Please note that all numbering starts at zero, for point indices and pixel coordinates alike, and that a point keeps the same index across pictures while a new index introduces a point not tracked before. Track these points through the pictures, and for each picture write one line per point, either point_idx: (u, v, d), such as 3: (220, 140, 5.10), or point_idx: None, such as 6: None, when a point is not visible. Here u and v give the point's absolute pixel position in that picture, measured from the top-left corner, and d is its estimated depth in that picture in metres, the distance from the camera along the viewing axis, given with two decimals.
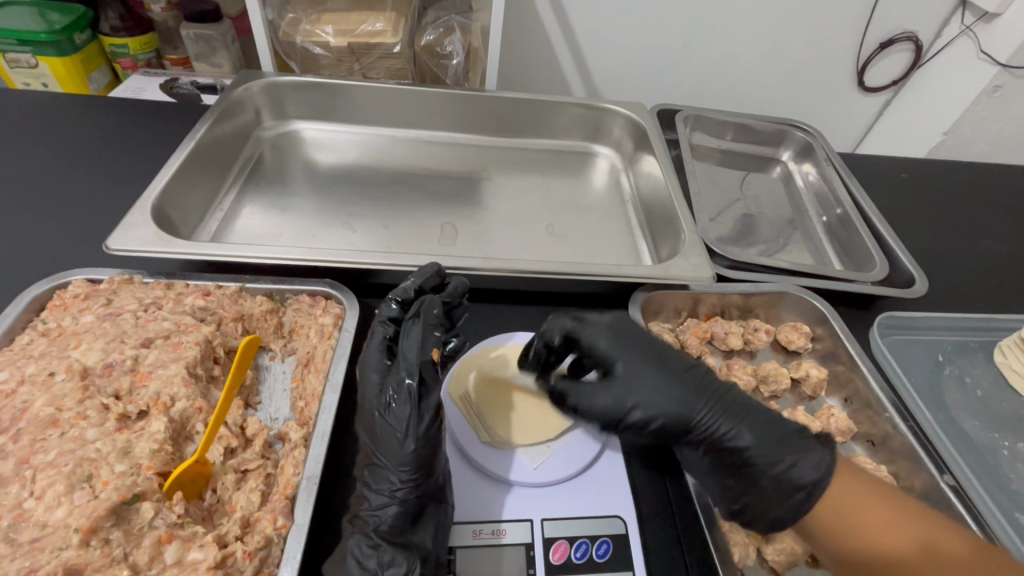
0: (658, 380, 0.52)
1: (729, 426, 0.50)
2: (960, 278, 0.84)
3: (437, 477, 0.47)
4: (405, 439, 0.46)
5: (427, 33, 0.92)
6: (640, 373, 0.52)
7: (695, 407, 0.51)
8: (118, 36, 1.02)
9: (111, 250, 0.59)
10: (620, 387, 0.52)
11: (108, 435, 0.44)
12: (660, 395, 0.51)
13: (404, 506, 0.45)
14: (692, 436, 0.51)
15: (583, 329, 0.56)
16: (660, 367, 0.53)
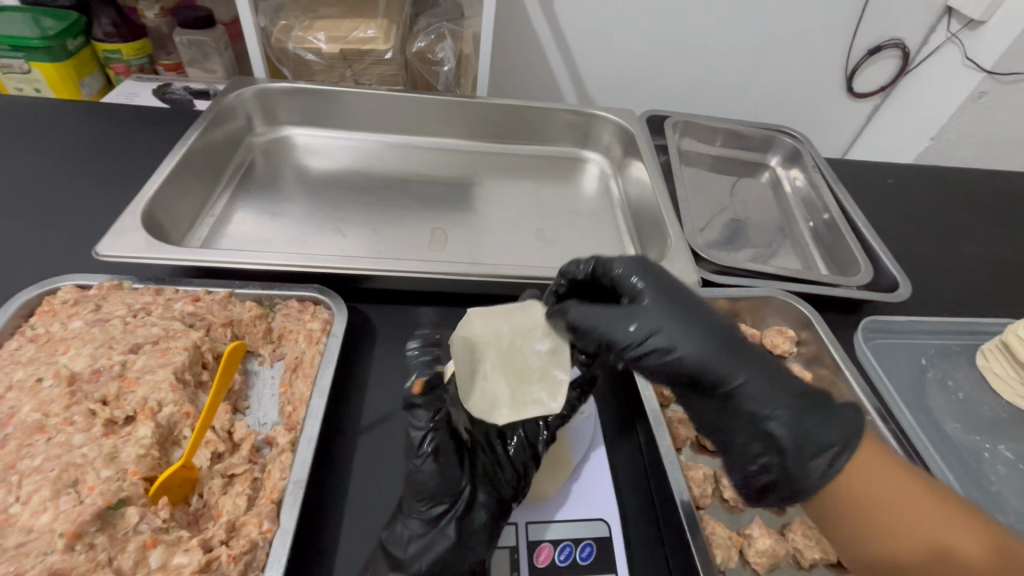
0: (686, 309, 0.47)
1: (750, 375, 0.44)
2: (943, 283, 0.86)
3: (451, 500, 0.47)
4: (416, 464, 0.46)
5: (419, 40, 0.93)
6: (667, 295, 0.48)
7: (719, 340, 0.45)
8: (111, 42, 1.02)
9: (101, 256, 0.60)
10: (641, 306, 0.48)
11: (94, 440, 0.44)
12: (687, 321, 0.46)
13: (414, 530, 0.46)
14: (713, 378, 0.45)
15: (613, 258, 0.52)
16: (689, 299, 0.48)
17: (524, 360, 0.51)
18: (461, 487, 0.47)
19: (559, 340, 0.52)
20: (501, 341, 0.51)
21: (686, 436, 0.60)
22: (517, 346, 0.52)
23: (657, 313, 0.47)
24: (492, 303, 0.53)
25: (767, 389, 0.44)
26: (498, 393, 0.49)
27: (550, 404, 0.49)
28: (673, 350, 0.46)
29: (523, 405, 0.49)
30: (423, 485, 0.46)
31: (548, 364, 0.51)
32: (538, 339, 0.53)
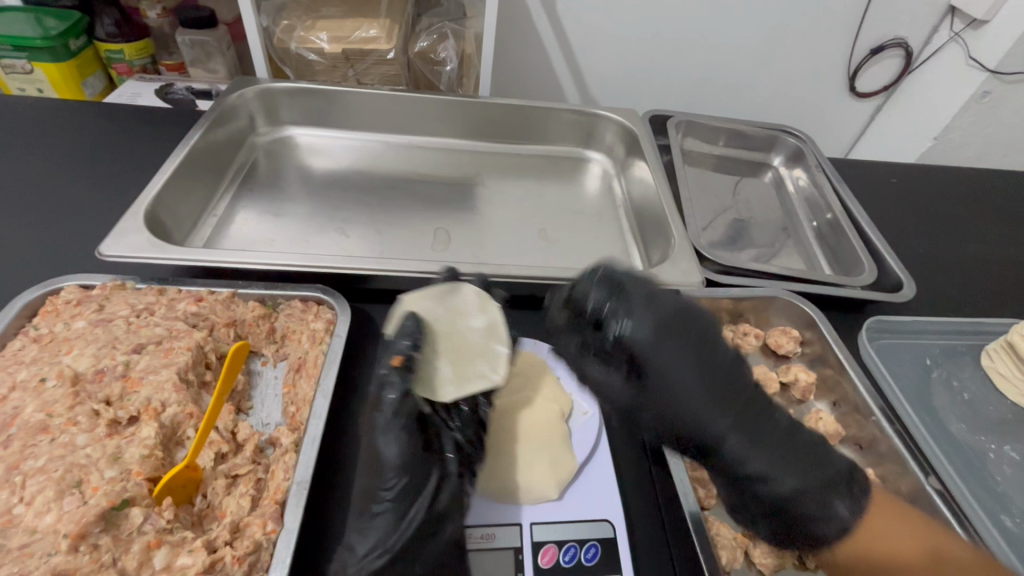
0: (700, 392, 0.49)
1: (753, 457, 0.48)
2: (948, 283, 0.85)
3: (417, 479, 0.46)
4: (382, 443, 0.47)
5: (421, 40, 0.93)
6: (682, 376, 0.49)
7: (720, 425, 0.49)
8: (114, 42, 1.02)
9: (104, 256, 0.59)
10: (656, 389, 0.49)
11: (98, 441, 0.44)
12: (699, 404, 0.49)
13: (387, 516, 0.45)
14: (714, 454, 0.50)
15: (632, 316, 0.50)
16: (700, 376, 0.50)
17: (462, 339, 0.53)
18: (430, 468, 0.47)
19: (496, 319, 0.55)
20: (438, 323, 0.53)
21: None
22: (455, 326, 0.54)
23: (671, 396, 0.49)
24: (427, 290, 0.56)
25: (772, 465, 0.48)
26: (442, 372, 0.51)
27: (493, 378, 0.51)
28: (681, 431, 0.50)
29: (467, 381, 0.51)
30: (391, 464, 0.46)
31: (487, 340, 0.53)
32: (473, 318, 0.55)
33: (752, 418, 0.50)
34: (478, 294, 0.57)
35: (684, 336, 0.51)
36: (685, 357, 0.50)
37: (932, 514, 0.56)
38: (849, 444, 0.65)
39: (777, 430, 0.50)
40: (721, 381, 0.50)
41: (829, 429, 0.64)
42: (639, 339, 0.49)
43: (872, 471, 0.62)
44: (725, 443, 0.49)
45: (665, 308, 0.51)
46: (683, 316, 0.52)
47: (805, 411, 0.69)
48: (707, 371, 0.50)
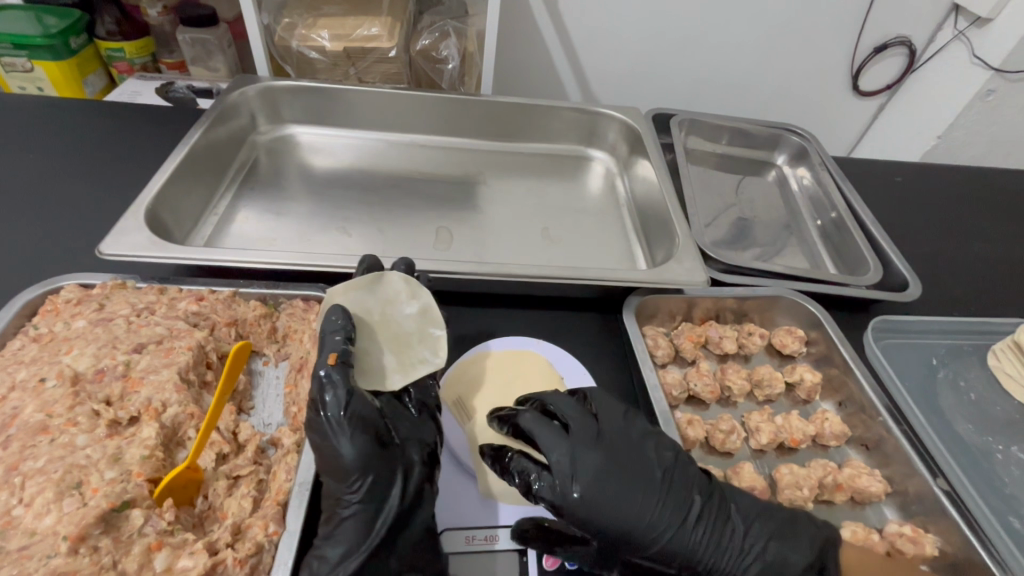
0: (635, 501, 0.47)
1: (705, 550, 0.48)
2: (954, 282, 0.85)
3: (384, 475, 0.45)
4: (335, 444, 0.45)
5: (423, 38, 0.92)
6: (609, 489, 0.47)
7: (667, 530, 0.48)
8: (114, 40, 1.02)
9: (104, 254, 0.59)
10: (592, 513, 0.47)
11: (98, 442, 0.44)
12: (639, 516, 0.47)
13: (358, 518, 0.44)
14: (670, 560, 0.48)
15: (547, 432, 0.50)
16: (637, 484, 0.48)
17: (397, 329, 0.56)
18: (393, 462, 0.46)
19: (427, 304, 0.58)
20: (371, 316, 0.56)
21: (696, 437, 0.60)
22: (387, 316, 0.56)
23: (607, 514, 0.47)
24: (353, 280, 0.57)
25: (717, 554, 0.48)
26: (385, 361, 0.54)
27: (436, 361, 0.55)
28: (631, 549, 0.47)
29: (411, 367, 0.54)
30: (351, 465, 0.44)
31: (422, 326, 0.57)
32: (405, 305, 0.57)
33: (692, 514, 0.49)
34: (404, 277, 0.58)
35: (605, 444, 0.50)
36: (608, 463, 0.49)
37: (939, 516, 0.55)
38: (854, 445, 0.65)
39: (722, 517, 0.50)
40: (653, 484, 0.49)
41: (835, 430, 0.63)
42: (565, 465, 0.48)
43: (878, 472, 0.61)
44: (672, 549, 0.48)
45: (578, 420, 0.51)
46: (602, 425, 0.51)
47: (810, 411, 0.68)
48: (636, 475, 0.49)
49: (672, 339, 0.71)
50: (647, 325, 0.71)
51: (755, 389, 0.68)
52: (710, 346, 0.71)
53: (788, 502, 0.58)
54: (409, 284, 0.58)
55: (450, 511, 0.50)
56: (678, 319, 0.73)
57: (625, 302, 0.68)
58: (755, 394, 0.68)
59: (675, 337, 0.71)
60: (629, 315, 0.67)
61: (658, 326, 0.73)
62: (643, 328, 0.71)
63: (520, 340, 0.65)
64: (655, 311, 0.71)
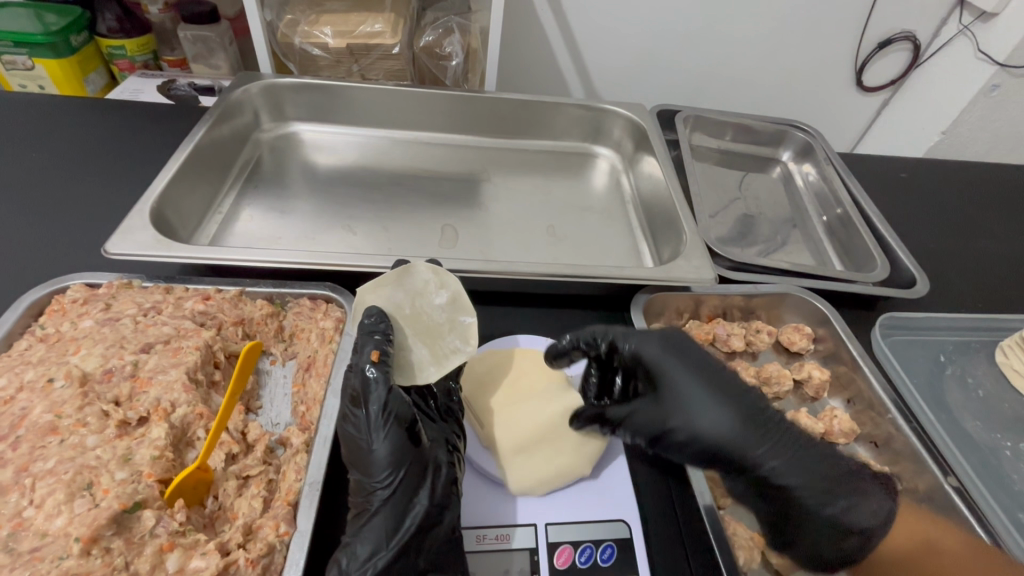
0: (715, 397, 0.51)
1: (778, 459, 0.48)
2: (961, 279, 0.84)
3: (415, 470, 0.45)
4: (372, 440, 0.46)
5: (426, 34, 0.91)
6: (693, 383, 0.52)
7: (745, 437, 0.49)
8: (116, 38, 1.01)
9: (110, 254, 0.59)
10: (676, 401, 0.51)
11: (108, 442, 0.44)
12: (717, 408, 0.50)
13: (387, 514, 0.44)
14: (737, 467, 0.49)
15: (644, 338, 0.55)
16: (718, 391, 0.51)
17: (429, 321, 0.55)
18: (424, 460, 0.46)
19: (458, 293, 0.57)
20: (402, 310, 0.55)
21: None
22: (418, 308, 0.56)
23: (688, 402, 0.51)
24: (381, 277, 0.56)
25: (791, 465, 0.48)
26: (419, 354, 0.53)
27: (467, 349, 0.54)
28: (706, 442, 0.49)
29: (444, 358, 0.54)
30: (384, 460, 0.45)
31: (453, 315, 0.56)
32: (435, 296, 0.57)
33: (769, 421, 0.50)
34: (431, 267, 0.57)
35: (691, 350, 0.54)
36: (696, 366, 0.53)
37: (950, 514, 0.55)
38: (863, 443, 0.65)
39: (792, 435, 0.50)
40: (732, 386, 0.52)
41: (844, 427, 0.63)
42: (653, 361, 0.53)
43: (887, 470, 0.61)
44: (742, 448, 0.49)
45: (670, 334, 0.55)
46: (687, 338, 0.56)
47: (818, 408, 0.68)
48: (717, 375, 0.53)
49: None
50: (654, 323, 0.71)
51: (764, 386, 0.68)
52: (717, 344, 0.71)
53: None
54: (439, 277, 0.57)
55: (469, 508, 0.50)
56: (685, 317, 0.73)
57: (632, 301, 0.68)
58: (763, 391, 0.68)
59: None
60: (637, 313, 0.67)
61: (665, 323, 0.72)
62: (651, 325, 0.71)
63: (533, 340, 0.64)
64: (662, 308, 0.71)
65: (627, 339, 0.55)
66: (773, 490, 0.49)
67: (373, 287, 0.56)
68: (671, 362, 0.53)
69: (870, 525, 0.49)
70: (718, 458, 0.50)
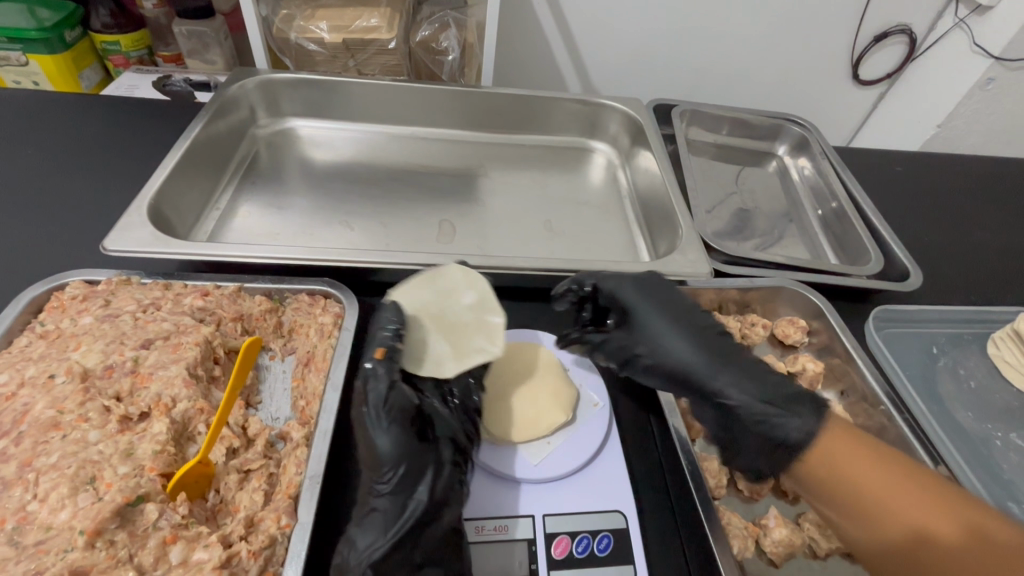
0: (676, 329, 0.58)
1: (722, 380, 0.54)
2: (954, 271, 0.85)
3: (414, 467, 0.46)
4: (374, 434, 0.47)
5: (422, 29, 0.91)
6: (658, 318, 0.59)
7: (693, 360, 0.55)
8: (110, 33, 1.01)
9: (109, 250, 0.59)
10: (640, 329, 0.59)
11: (110, 437, 0.44)
12: (676, 339, 0.57)
13: (386, 508, 0.45)
14: (690, 386, 0.56)
15: (618, 282, 0.61)
16: (679, 323, 0.58)
17: (455, 320, 0.58)
18: (426, 457, 0.47)
19: (484, 294, 0.60)
20: (429, 309, 0.58)
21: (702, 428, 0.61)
22: (445, 308, 0.59)
23: (651, 334, 0.58)
24: (412, 280, 0.61)
25: (732, 383, 0.54)
26: (440, 351, 0.56)
27: (491, 349, 0.56)
28: (664, 363, 0.57)
29: (466, 355, 0.56)
30: (385, 455, 0.46)
31: (479, 315, 0.58)
32: (463, 296, 0.60)
33: (721, 349, 0.56)
34: (461, 269, 0.61)
35: (662, 290, 0.61)
36: (663, 305, 0.59)
37: None
38: None
39: (744, 363, 0.56)
40: (696, 319, 0.58)
41: None
42: (626, 299, 0.60)
43: None
44: (691, 371, 0.55)
45: (644, 278, 0.62)
46: (665, 283, 0.62)
47: None
48: (683, 312, 0.59)
49: None
50: None
51: None
52: None
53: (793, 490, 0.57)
54: (466, 279, 0.61)
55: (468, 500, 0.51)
56: None
57: None
58: None
59: None
60: None
61: None
62: None
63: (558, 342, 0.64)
64: None
65: (603, 285, 0.62)
66: (723, 408, 0.54)
67: (404, 291, 0.60)
68: (640, 299, 0.60)
69: (802, 439, 0.49)
70: (677, 381, 0.57)
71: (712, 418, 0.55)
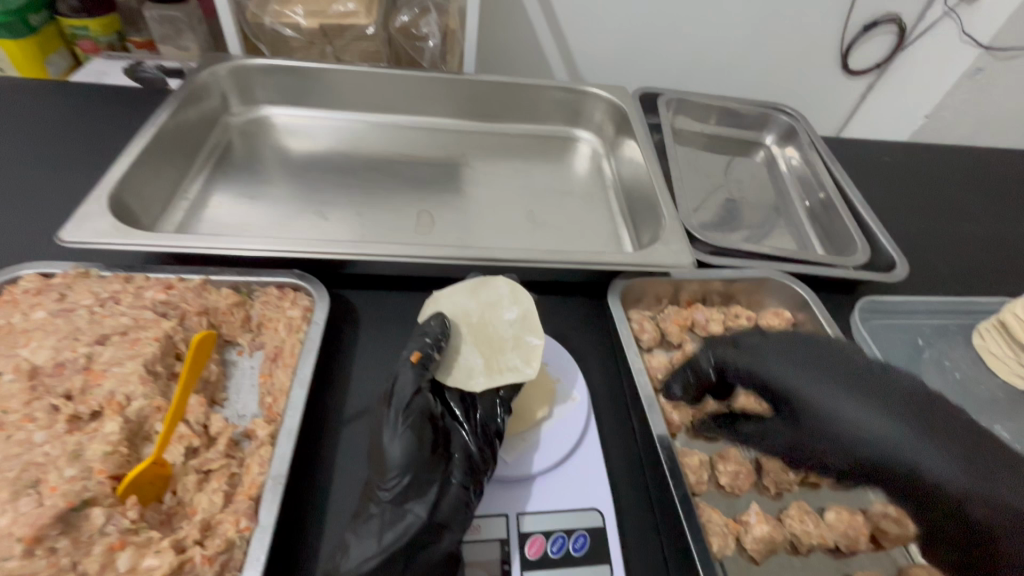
0: (876, 408, 0.50)
1: (945, 473, 0.47)
2: (941, 262, 0.84)
3: (421, 479, 0.44)
4: (387, 439, 0.45)
5: (402, 14, 0.88)
6: (840, 397, 0.51)
7: (913, 449, 0.48)
8: (78, 18, 0.96)
9: (65, 242, 0.56)
10: (809, 418, 0.53)
11: (57, 438, 0.42)
12: (885, 418, 0.49)
13: (383, 519, 0.43)
14: (887, 476, 0.49)
15: (761, 356, 0.56)
16: (858, 397, 0.51)
17: (493, 333, 0.56)
18: (434, 472, 0.44)
19: (529, 311, 0.57)
20: (470, 319, 0.57)
21: (680, 422, 0.59)
22: (486, 320, 0.57)
23: (832, 413, 0.51)
24: (459, 286, 0.59)
25: (951, 471, 0.47)
26: (473, 363, 0.53)
27: (525, 369, 0.52)
28: (853, 453, 0.50)
29: (498, 372, 0.52)
30: (393, 462, 0.44)
31: (519, 332, 0.55)
32: (506, 311, 0.57)
33: (937, 426, 0.49)
34: (508, 284, 0.59)
35: (812, 355, 0.54)
36: (828, 375, 0.53)
37: None
38: None
39: (957, 439, 0.48)
40: (882, 391, 0.51)
41: None
42: (766, 375, 0.55)
43: None
44: (898, 462, 0.48)
45: (789, 342, 0.56)
46: (809, 338, 0.56)
47: None
48: (861, 382, 0.52)
49: (658, 323, 0.69)
50: (632, 309, 0.70)
51: None
52: (696, 330, 0.70)
53: (774, 485, 0.56)
54: (511, 293, 0.58)
55: None
56: (664, 302, 0.72)
57: (611, 285, 0.67)
58: None
59: (661, 321, 0.69)
60: (615, 298, 0.66)
61: (644, 309, 0.72)
62: (629, 312, 0.69)
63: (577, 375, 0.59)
64: (641, 294, 0.70)
65: (737, 360, 0.57)
66: (944, 501, 0.47)
67: (453, 300, 0.58)
68: (788, 373, 0.54)
69: None
70: (852, 467, 0.51)
71: (921, 510, 0.49)
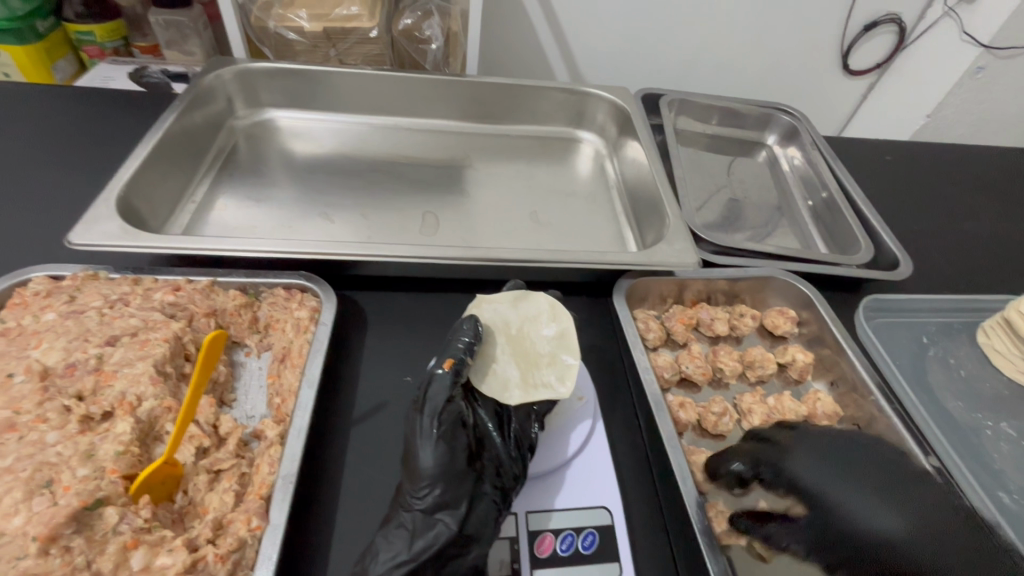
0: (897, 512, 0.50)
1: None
2: (944, 260, 0.84)
3: (452, 491, 0.44)
4: (419, 447, 0.45)
5: (405, 17, 0.88)
6: (862, 495, 0.51)
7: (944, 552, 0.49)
8: (83, 22, 0.97)
9: (74, 245, 0.56)
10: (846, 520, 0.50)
11: (69, 438, 0.42)
12: (899, 516, 0.50)
13: (413, 527, 0.43)
14: None
15: (790, 453, 0.55)
16: (898, 506, 0.50)
17: (530, 347, 0.56)
18: (465, 484, 0.44)
19: (566, 331, 0.58)
20: (509, 328, 0.57)
21: (688, 420, 0.60)
22: (524, 333, 0.57)
23: (866, 521, 0.49)
24: (500, 294, 0.60)
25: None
26: (510, 375, 0.53)
27: (558, 388, 0.53)
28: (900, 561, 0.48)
29: (533, 388, 0.53)
30: (424, 471, 0.44)
31: (556, 351, 0.56)
32: (545, 327, 0.58)
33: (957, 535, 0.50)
34: (549, 300, 0.60)
35: (856, 459, 0.53)
36: (859, 477, 0.52)
37: None
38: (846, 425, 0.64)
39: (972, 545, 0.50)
40: (918, 499, 0.51)
41: (828, 409, 0.63)
42: (807, 479, 0.52)
43: None
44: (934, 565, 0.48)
45: (830, 437, 0.56)
46: (849, 438, 0.55)
47: (802, 391, 0.68)
48: (902, 492, 0.52)
49: (663, 322, 0.70)
50: (638, 309, 0.71)
51: (747, 369, 0.67)
52: (701, 328, 0.70)
53: None
54: (549, 310, 0.59)
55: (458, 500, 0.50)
56: (669, 301, 0.72)
57: (615, 286, 0.67)
58: (747, 374, 0.68)
59: (666, 320, 0.70)
60: (620, 298, 0.66)
61: (649, 309, 0.72)
62: (634, 311, 0.70)
63: (587, 376, 0.60)
64: (646, 293, 0.70)
65: (783, 455, 0.55)
66: None
67: (495, 305, 0.59)
68: (828, 477, 0.52)
69: None
70: None
71: None
